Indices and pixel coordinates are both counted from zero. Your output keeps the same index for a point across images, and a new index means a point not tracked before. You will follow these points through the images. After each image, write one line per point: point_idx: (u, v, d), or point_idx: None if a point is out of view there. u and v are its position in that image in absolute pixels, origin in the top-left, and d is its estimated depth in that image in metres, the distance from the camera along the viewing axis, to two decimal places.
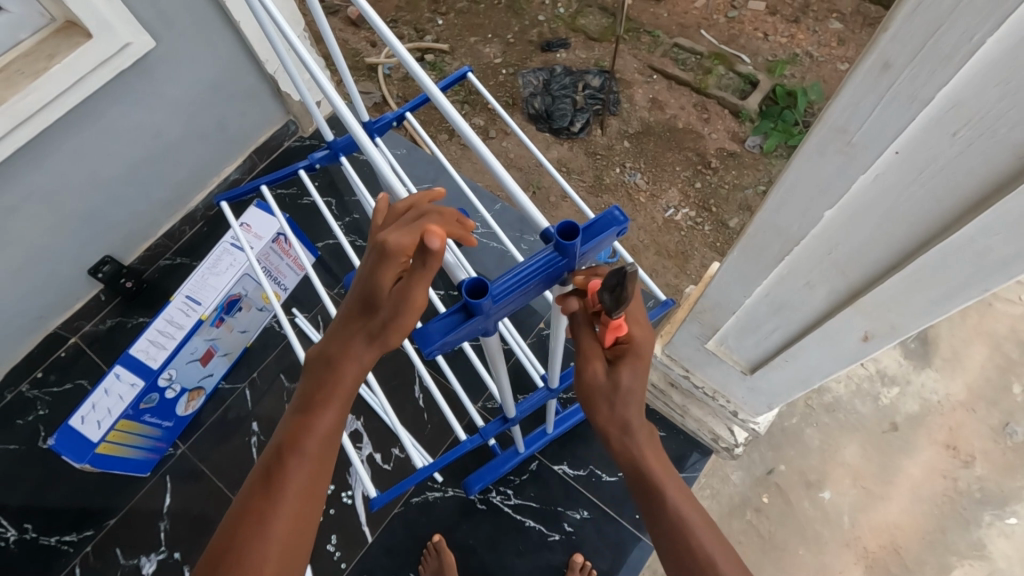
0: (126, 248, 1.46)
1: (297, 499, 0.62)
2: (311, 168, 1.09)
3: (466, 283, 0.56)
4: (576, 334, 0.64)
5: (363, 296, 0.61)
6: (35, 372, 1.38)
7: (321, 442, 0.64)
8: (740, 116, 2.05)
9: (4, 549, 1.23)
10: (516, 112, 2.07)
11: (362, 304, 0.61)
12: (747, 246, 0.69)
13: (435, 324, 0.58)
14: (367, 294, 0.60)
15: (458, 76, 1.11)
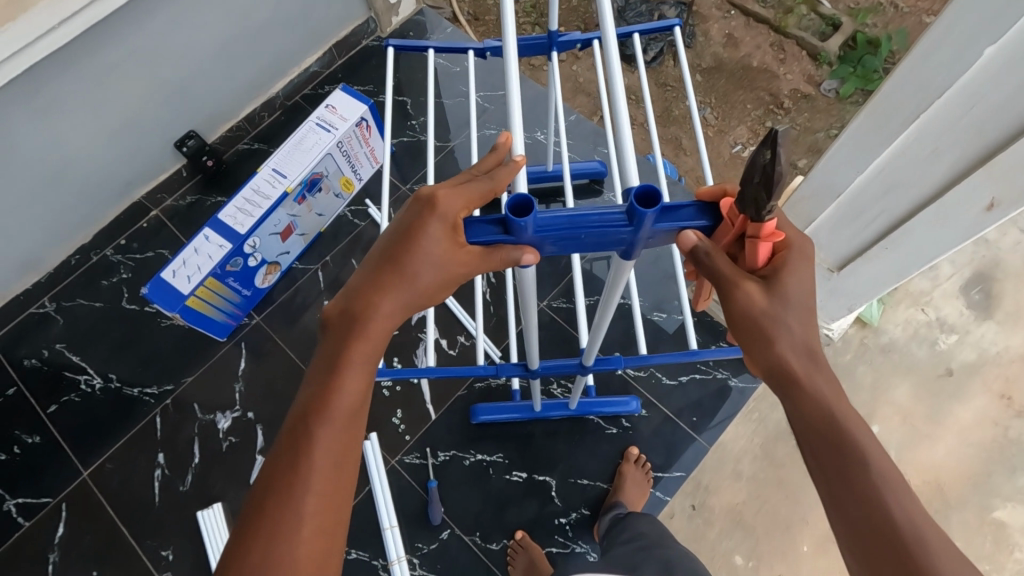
0: (210, 127, 1.49)
1: (323, 484, 0.50)
2: (480, 54, 1.02)
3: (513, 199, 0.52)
4: (713, 261, 0.52)
5: (398, 242, 0.52)
6: (119, 240, 1.44)
7: (342, 421, 0.52)
8: (818, 59, 1.98)
9: (90, 395, 1.31)
10: None
11: (397, 257, 0.52)
12: (878, 107, 0.69)
13: (471, 227, 0.55)
14: (406, 252, 0.51)
15: (669, 25, 0.95)
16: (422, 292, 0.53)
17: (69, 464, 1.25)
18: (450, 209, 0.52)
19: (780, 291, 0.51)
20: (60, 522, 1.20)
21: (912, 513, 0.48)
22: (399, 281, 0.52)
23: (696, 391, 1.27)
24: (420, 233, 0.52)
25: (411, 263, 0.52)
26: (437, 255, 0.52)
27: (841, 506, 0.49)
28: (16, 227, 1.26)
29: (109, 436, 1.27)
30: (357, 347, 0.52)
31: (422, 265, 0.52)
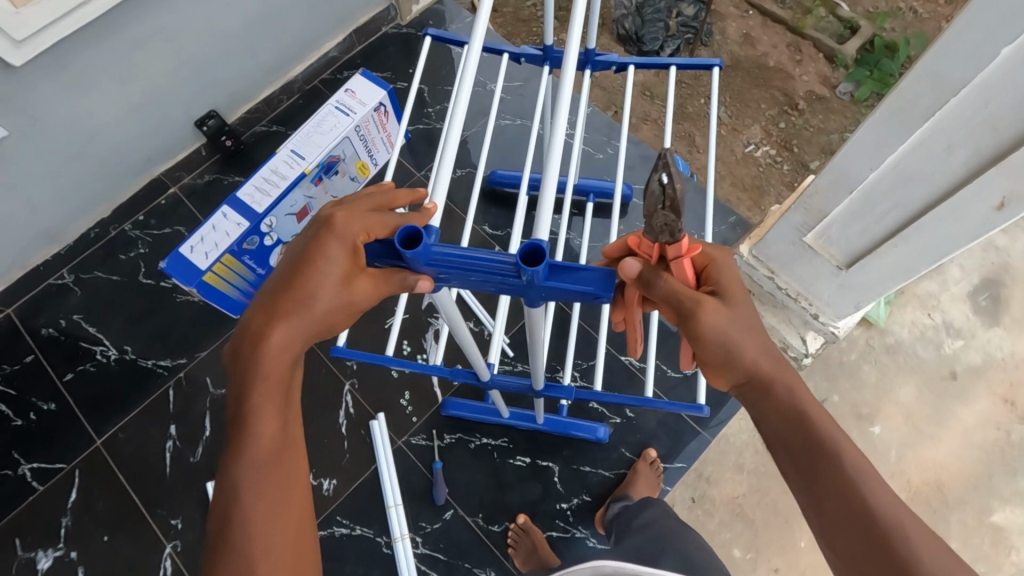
0: (229, 107, 1.51)
1: (264, 514, 0.54)
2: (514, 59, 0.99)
3: (403, 230, 0.52)
4: (665, 285, 0.53)
5: (291, 276, 0.54)
6: (138, 215, 1.46)
7: (268, 450, 0.55)
8: (835, 61, 1.98)
9: (105, 365, 1.33)
10: (604, 33, 2.04)
11: (289, 289, 0.54)
12: (895, 102, 0.70)
13: (369, 249, 0.55)
14: (301, 283, 0.53)
15: (706, 64, 0.92)
16: (324, 319, 0.54)
17: (83, 431, 1.27)
18: (345, 236, 0.53)
19: (732, 302, 0.54)
20: (73, 488, 1.23)
21: (887, 507, 0.53)
22: (294, 310, 0.54)
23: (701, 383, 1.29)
24: (315, 266, 0.53)
25: (305, 294, 0.53)
26: (332, 282, 0.53)
27: (827, 510, 0.54)
28: (39, 197, 1.28)
29: (122, 406, 1.29)
30: (263, 384, 0.55)
31: (318, 291, 0.53)
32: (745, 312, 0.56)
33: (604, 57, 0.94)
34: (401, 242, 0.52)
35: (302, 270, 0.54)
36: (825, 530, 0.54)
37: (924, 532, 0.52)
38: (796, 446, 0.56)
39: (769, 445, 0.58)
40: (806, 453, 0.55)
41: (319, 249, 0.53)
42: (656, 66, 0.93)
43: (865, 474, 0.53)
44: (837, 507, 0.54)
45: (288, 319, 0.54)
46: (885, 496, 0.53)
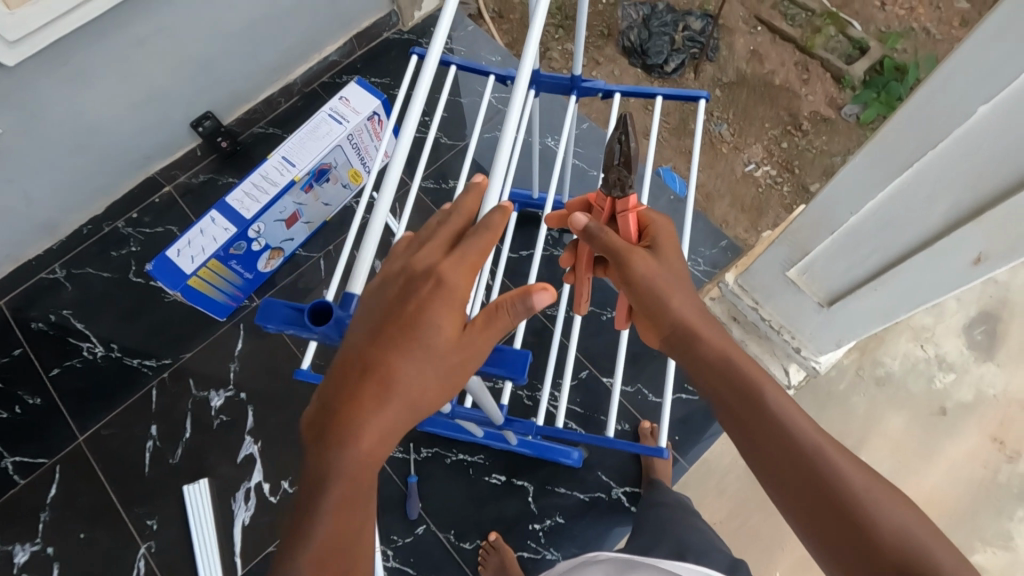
0: (227, 108, 1.50)
1: None
2: (501, 80, 0.97)
3: (316, 301, 0.53)
4: (606, 237, 0.61)
5: (394, 335, 0.50)
6: (132, 213, 1.47)
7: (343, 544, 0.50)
8: (842, 82, 1.95)
9: (92, 362, 1.35)
10: (610, 44, 2.01)
11: (388, 367, 0.49)
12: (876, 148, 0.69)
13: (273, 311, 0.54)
14: (400, 354, 0.49)
15: (693, 96, 0.92)
16: (420, 393, 0.50)
17: (67, 427, 1.29)
18: (454, 282, 0.50)
19: (662, 256, 0.61)
20: (54, 483, 1.24)
21: (816, 437, 0.56)
22: (396, 375, 0.49)
23: (683, 409, 1.28)
24: (421, 324, 0.50)
25: (411, 354, 0.49)
26: (440, 339, 0.50)
27: (774, 467, 0.57)
28: (33, 194, 1.28)
29: (106, 403, 1.30)
30: (347, 484, 0.49)
31: (429, 352, 0.50)
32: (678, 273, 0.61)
33: (590, 84, 0.95)
34: (313, 315, 0.52)
35: (406, 327, 0.50)
36: (769, 470, 0.57)
37: (856, 466, 0.55)
38: (734, 403, 0.58)
39: (720, 419, 0.60)
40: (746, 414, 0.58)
41: (419, 312, 0.50)
42: (642, 96, 0.93)
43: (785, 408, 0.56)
44: (751, 438, 0.58)
45: (388, 404, 0.49)
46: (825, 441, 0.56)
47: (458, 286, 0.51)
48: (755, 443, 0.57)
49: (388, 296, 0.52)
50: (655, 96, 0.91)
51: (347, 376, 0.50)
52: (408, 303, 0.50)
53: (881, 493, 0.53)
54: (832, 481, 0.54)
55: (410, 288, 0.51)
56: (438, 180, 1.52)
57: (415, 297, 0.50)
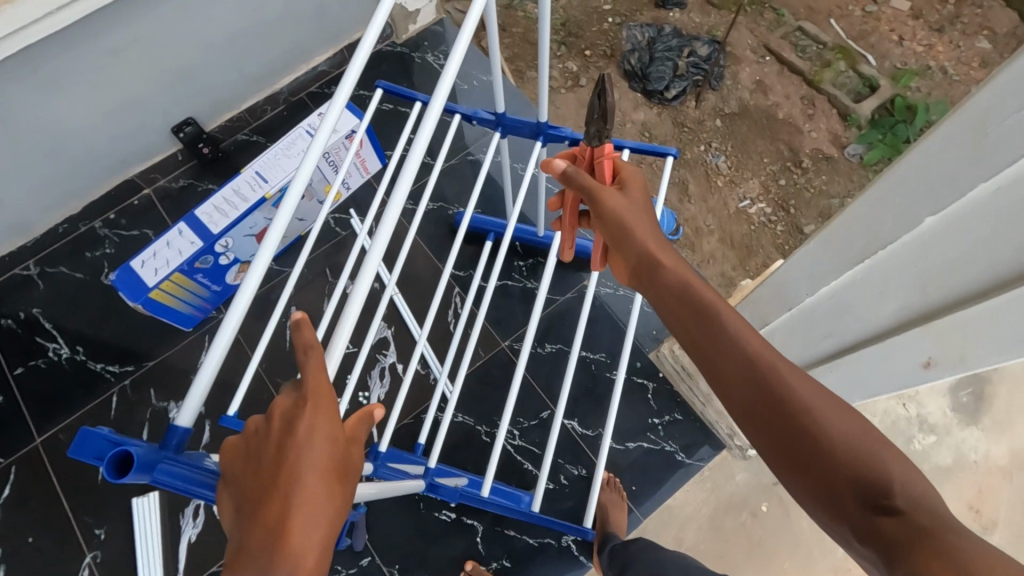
0: (210, 114, 1.49)
1: None
2: (467, 119, 0.96)
3: (120, 452, 0.48)
4: (578, 180, 0.64)
5: (278, 487, 0.43)
6: (109, 214, 1.46)
7: None
8: (848, 120, 1.89)
9: (56, 363, 1.34)
10: (611, 65, 1.97)
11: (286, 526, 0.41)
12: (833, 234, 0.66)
13: (84, 442, 0.48)
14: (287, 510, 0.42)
15: (661, 151, 0.88)
16: (328, 535, 0.43)
17: (25, 428, 1.29)
18: (325, 406, 0.46)
19: (630, 195, 0.65)
20: (7, 484, 1.24)
21: (756, 343, 0.52)
22: (296, 520, 0.41)
23: (643, 458, 1.25)
24: (299, 457, 0.43)
25: (302, 487, 0.42)
26: (327, 460, 0.44)
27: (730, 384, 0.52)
28: (5, 193, 1.28)
29: (66, 407, 1.30)
30: None
31: (319, 477, 0.43)
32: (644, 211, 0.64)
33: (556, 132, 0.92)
34: (115, 468, 0.48)
35: (285, 473, 0.43)
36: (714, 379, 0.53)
37: (808, 381, 0.50)
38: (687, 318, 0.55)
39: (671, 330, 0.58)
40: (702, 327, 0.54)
41: (293, 449, 0.43)
42: (609, 146, 0.89)
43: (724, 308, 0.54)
44: (700, 345, 0.54)
45: (302, 563, 0.40)
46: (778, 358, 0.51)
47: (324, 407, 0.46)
48: (707, 359, 0.54)
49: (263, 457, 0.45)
50: (622, 149, 0.88)
51: (235, 568, 0.40)
52: (278, 451, 0.44)
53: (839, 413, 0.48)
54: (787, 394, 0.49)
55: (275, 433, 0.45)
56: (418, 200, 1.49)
57: (281, 440, 0.44)
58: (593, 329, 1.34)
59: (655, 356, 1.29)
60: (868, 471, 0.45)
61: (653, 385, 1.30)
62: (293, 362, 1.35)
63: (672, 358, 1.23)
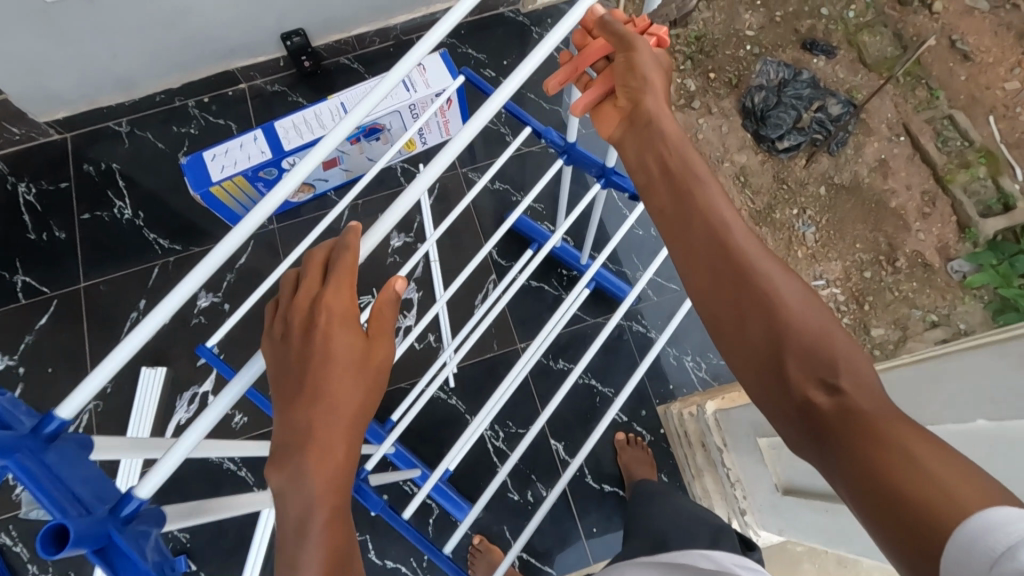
0: (321, 31, 1.48)
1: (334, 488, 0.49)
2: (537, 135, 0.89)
3: None
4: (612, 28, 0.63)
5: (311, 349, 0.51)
6: (202, 97, 1.53)
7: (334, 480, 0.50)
8: (965, 233, 1.72)
9: (116, 220, 1.43)
10: (732, 95, 1.84)
11: (317, 419, 0.49)
12: None
13: None
14: (319, 402, 0.49)
15: None
16: (358, 389, 0.52)
17: (75, 270, 1.39)
18: (343, 306, 0.51)
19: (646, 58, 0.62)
20: (46, 314, 1.35)
21: (744, 235, 0.54)
22: (320, 368, 0.50)
23: (613, 503, 1.23)
24: (327, 334, 0.50)
25: (328, 349, 0.50)
26: (347, 341, 0.51)
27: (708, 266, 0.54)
28: (117, 51, 1.33)
29: (114, 263, 1.39)
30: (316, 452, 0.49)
31: (337, 344, 0.50)
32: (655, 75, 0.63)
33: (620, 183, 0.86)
34: None
35: (317, 344, 0.50)
36: (704, 272, 0.54)
37: (795, 282, 0.51)
38: (675, 198, 0.59)
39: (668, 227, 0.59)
40: (687, 218, 0.57)
41: (324, 335, 0.50)
42: None
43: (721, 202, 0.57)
44: (704, 230, 0.55)
45: (328, 410, 0.50)
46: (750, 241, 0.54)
47: (335, 310, 0.51)
48: (692, 237, 0.56)
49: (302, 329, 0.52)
50: None
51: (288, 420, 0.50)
52: (308, 352, 0.50)
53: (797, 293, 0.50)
54: (753, 268, 0.52)
55: (299, 340, 0.51)
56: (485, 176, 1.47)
57: (308, 343, 0.51)
58: (610, 362, 1.30)
59: (663, 410, 1.25)
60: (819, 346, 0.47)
61: (649, 439, 1.25)
62: None
63: (679, 421, 1.19)
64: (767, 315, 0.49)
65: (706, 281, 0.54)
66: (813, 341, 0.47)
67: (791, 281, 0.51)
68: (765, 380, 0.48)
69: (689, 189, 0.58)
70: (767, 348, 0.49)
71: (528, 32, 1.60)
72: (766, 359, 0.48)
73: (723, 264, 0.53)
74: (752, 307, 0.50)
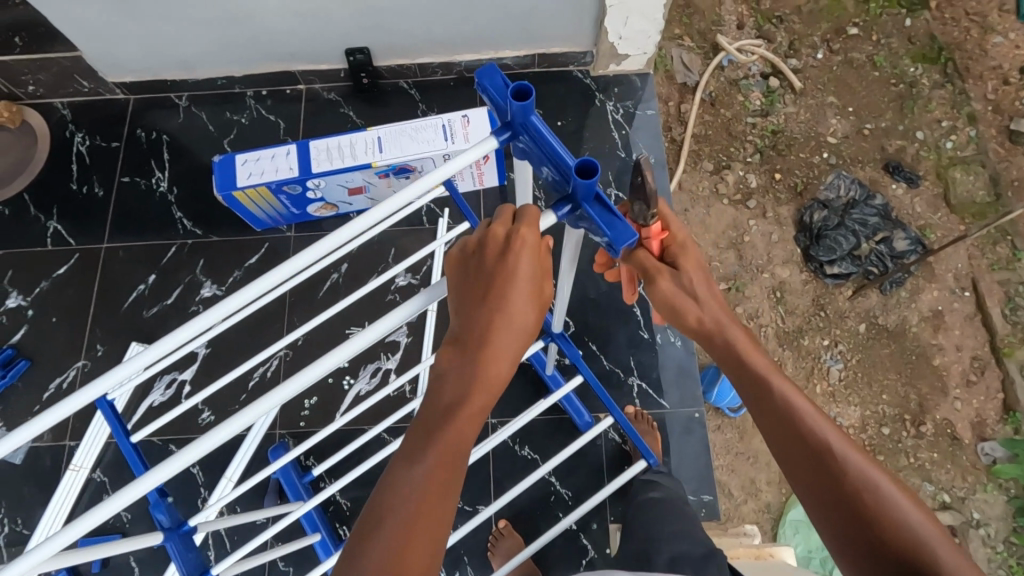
0: (385, 54, 1.49)
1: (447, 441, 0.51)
2: None
3: None
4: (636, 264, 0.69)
5: (487, 284, 0.54)
6: (261, 89, 1.56)
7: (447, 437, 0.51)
8: (1007, 414, 1.57)
9: (151, 190, 1.48)
10: (793, 202, 1.73)
11: (489, 325, 0.52)
12: None
13: None
14: (502, 306, 0.53)
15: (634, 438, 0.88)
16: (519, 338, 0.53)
17: (101, 230, 1.45)
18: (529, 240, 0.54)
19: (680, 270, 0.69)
20: (65, 265, 1.42)
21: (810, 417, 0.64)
22: (495, 302, 0.53)
23: None
24: (510, 266, 0.53)
25: (512, 274, 0.53)
26: (527, 283, 0.53)
27: (783, 445, 0.65)
28: (187, 35, 1.38)
29: (138, 232, 1.44)
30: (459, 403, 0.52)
31: (518, 277, 0.53)
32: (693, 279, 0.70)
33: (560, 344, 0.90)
34: None
35: (496, 279, 0.53)
36: (787, 458, 0.65)
37: (855, 450, 0.62)
38: (749, 387, 0.68)
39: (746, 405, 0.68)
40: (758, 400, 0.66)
41: (509, 270, 0.53)
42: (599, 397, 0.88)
43: (783, 387, 0.65)
44: (779, 423, 0.65)
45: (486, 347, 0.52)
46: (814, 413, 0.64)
47: (529, 241, 0.54)
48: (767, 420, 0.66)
49: (492, 253, 0.55)
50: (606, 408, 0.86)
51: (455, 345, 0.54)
52: (496, 261, 0.54)
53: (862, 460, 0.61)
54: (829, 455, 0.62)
55: (494, 258, 0.54)
56: None
57: (498, 254, 0.54)
58: (575, 465, 1.26)
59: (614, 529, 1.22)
60: (897, 528, 0.57)
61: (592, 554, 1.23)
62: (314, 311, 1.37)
63: None
64: (851, 502, 0.59)
65: (785, 460, 0.65)
66: (889, 519, 0.58)
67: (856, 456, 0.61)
68: (857, 552, 0.59)
69: (755, 375, 0.67)
70: (863, 533, 0.58)
71: (590, 97, 1.56)
72: (859, 536, 0.59)
73: (800, 453, 0.63)
74: (833, 492, 0.61)
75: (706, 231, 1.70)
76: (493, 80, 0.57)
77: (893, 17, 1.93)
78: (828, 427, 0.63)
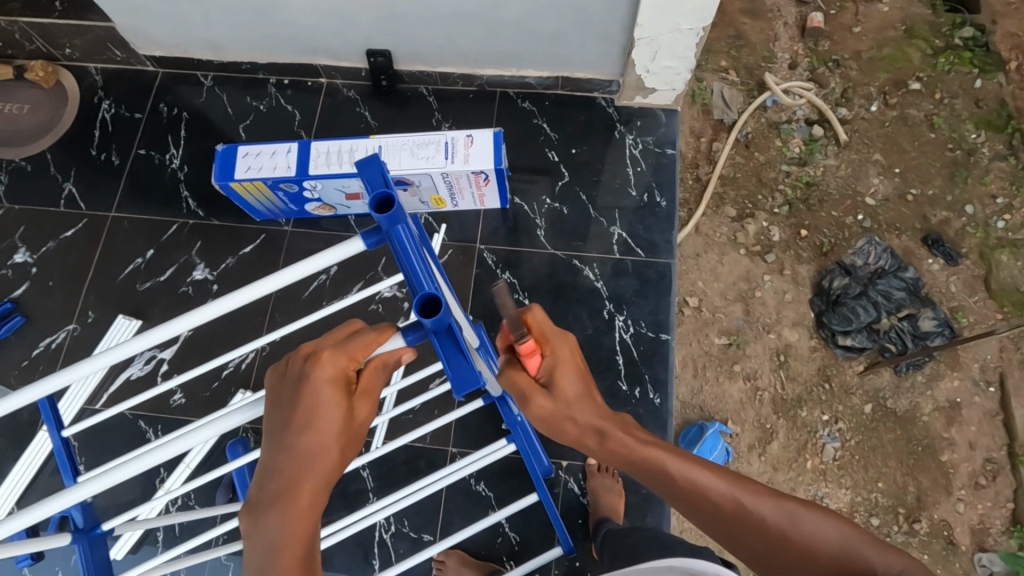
0: (407, 59, 1.46)
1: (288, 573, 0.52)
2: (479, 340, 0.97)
3: None
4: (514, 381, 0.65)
5: (292, 415, 0.55)
6: (283, 79, 1.56)
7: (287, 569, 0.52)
8: (1014, 526, 1.45)
9: (163, 166, 1.50)
10: (815, 262, 1.62)
11: (299, 461, 0.54)
12: None
13: None
14: (313, 435, 0.54)
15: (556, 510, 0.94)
16: (334, 455, 0.56)
17: (111, 199, 1.48)
18: (334, 368, 0.55)
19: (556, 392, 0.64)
20: (73, 228, 1.46)
21: (718, 491, 0.64)
22: (301, 431, 0.54)
23: None
24: (315, 396, 0.54)
25: (318, 403, 0.54)
26: (336, 408, 0.55)
27: (700, 518, 0.65)
28: (213, 20, 1.38)
29: (145, 205, 1.47)
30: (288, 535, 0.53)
31: (323, 405, 0.55)
32: (572, 398, 0.64)
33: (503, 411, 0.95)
34: None
35: (303, 410, 0.55)
36: (732, 538, 0.63)
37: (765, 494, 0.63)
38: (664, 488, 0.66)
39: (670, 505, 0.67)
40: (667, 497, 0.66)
41: (311, 400, 0.54)
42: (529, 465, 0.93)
43: (682, 472, 0.65)
44: (701, 511, 0.64)
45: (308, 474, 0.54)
46: (708, 474, 0.65)
47: (328, 367, 0.55)
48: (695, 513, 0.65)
49: (293, 385, 0.56)
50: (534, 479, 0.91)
51: (271, 482, 0.55)
52: (294, 395, 0.55)
53: (773, 504, 0.62)
54: (750, 511, 0.62)
55: (293, 392, 0.55)
56: (498, 262, 1.42)
57: (296, 386, 0.55)
58: (530, 509, 1.22)
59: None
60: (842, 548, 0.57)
61: None
62: (298, 311, 1.36)
63: None
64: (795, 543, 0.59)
65: (730, 539, 0.63)
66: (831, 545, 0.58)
67: (769, 502, 0.62)
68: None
69: (661, 476, 0.66)
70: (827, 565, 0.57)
71: (611, 127, 1.50)
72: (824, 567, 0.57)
73: (732, 526, 0.63)
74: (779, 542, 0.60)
75: (715, 279, 1.61)
76: (373, 175, 0.62)
77: (962, 76, 1.78)
78: (736, 484, 0.64)
